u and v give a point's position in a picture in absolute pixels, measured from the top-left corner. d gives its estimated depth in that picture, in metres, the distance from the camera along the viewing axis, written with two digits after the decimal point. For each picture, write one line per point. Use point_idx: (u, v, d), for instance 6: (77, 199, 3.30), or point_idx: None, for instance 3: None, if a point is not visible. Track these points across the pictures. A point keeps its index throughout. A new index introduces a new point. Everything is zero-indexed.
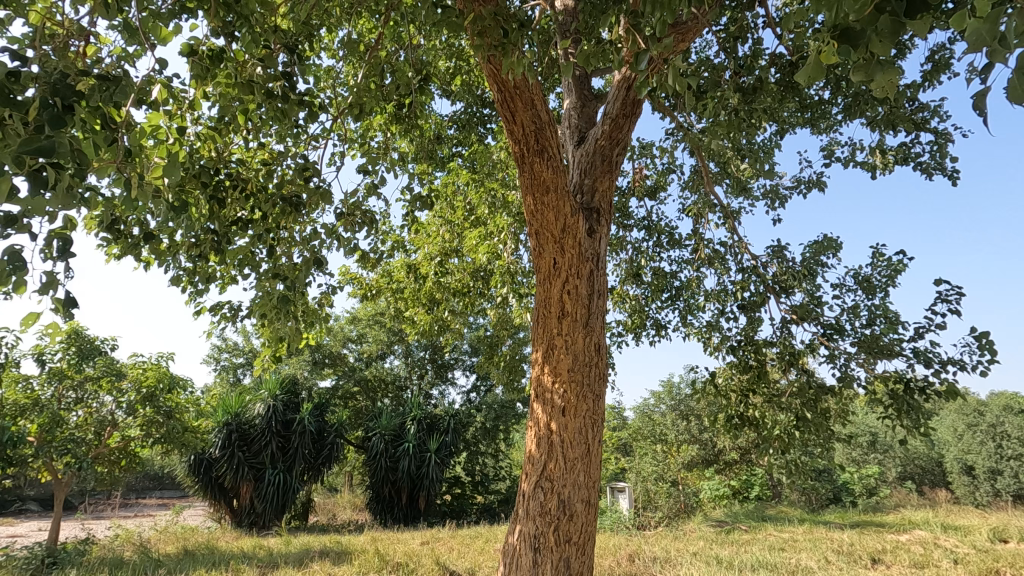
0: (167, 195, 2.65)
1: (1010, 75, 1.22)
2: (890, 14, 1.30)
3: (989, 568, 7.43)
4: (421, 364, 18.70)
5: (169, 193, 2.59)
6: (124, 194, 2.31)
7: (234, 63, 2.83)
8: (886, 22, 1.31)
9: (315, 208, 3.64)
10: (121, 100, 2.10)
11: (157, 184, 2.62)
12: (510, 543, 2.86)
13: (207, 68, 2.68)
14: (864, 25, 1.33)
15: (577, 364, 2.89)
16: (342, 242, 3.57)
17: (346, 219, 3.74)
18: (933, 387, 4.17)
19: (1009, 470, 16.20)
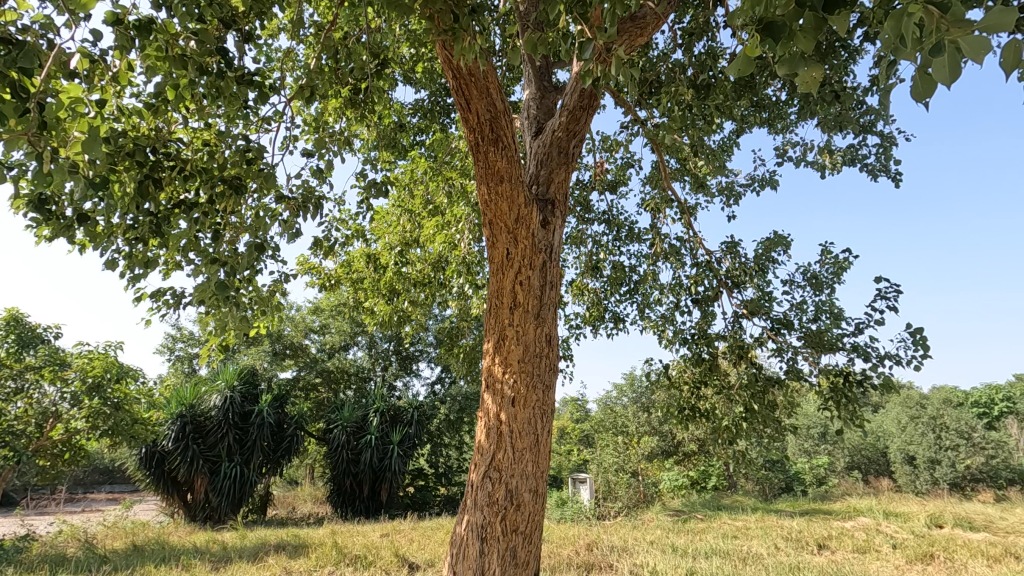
0: (89, 172, 2.54)
1: (919, 73, 1.28)
2: (811, 10, 1.34)
3: (924, 552, 7.83)
4: (385, 356, 18.51)
5: (91, 170, 2.48)
6: (36, 168, 2.20)
7: (167, 36, 2.67)
8: (809, 18, 1.34)
9: (265, 192, 3.53)
10: (26, 66, 2.01)
11: (79, 160, 2.51)
12: (458, 533, 2.86)
13: (136, 39, 2.57)
14: (789, 20, 1.36)
15: (527, 354, 2.90)
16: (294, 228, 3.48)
17: (292, 203, 3.63)
18: (871, 380, 4.35)
19: (946, 459, 17.14)
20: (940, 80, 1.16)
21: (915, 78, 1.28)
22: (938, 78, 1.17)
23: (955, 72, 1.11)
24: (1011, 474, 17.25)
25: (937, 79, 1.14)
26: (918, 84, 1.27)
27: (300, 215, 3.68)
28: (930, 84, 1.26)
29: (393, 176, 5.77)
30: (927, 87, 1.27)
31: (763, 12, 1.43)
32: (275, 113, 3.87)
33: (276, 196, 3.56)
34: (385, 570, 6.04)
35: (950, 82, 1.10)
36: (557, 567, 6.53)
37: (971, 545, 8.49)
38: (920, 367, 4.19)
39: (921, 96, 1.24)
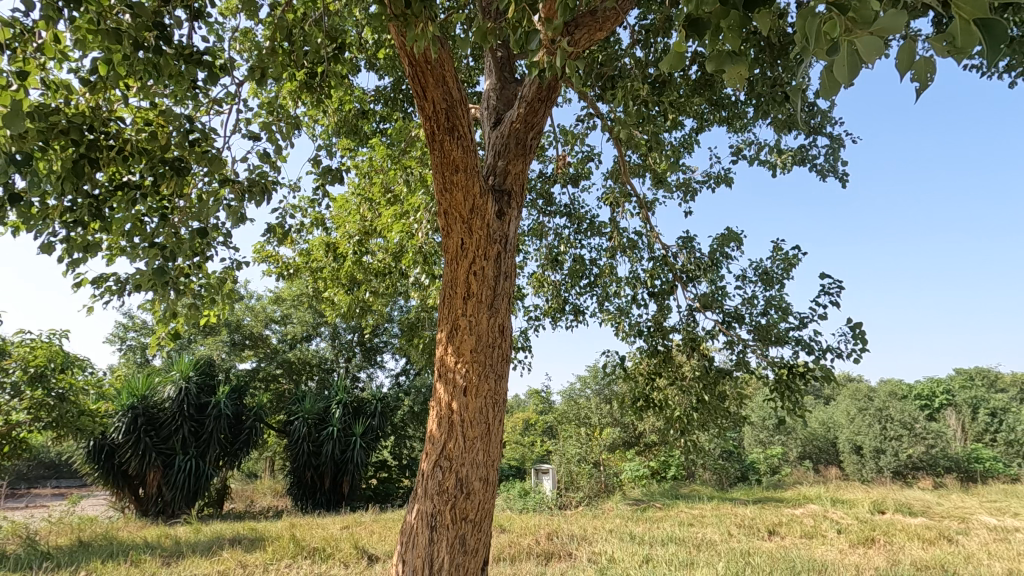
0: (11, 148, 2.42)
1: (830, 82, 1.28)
2: (738, 12, 1.39)
3: (866, 537, 8.24)
4: (348, 348, 18.29)
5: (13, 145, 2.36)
6: None
7: (99, 9, 2.56)
8: (735, 17, 1.39)
9: (217, 176, 3.44)
10: None
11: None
12: (408, 522, 2.86)
13: (65, 12, 2.46)
14: (717, 19, 1.41)
15: (480, 344, 2.91)
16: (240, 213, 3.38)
17: (238, 186, 3.54)
18: (813, 371, 4.55)
19: (890, 449, 18.03)
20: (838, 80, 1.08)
21: (820, 80, 1.24)
22: (837, 76, 1.12)
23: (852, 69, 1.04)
24: (949, 462, 18.25)
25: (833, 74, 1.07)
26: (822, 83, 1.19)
27: (249, 200, 3.62)
28: (835, 85, 1.21)
29: (355, 163, 5.70)
30: (832, 89, 1.21)
31: (691, 9, 1.47)
32: (228, 95, 3.76)
33: (224, 179, 3.46)
34: (344, 563, 6.00)
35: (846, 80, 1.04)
36: (517, 556, 6.61)
37: (909, 529, 8.99)
38: (859, 360, 4.39)
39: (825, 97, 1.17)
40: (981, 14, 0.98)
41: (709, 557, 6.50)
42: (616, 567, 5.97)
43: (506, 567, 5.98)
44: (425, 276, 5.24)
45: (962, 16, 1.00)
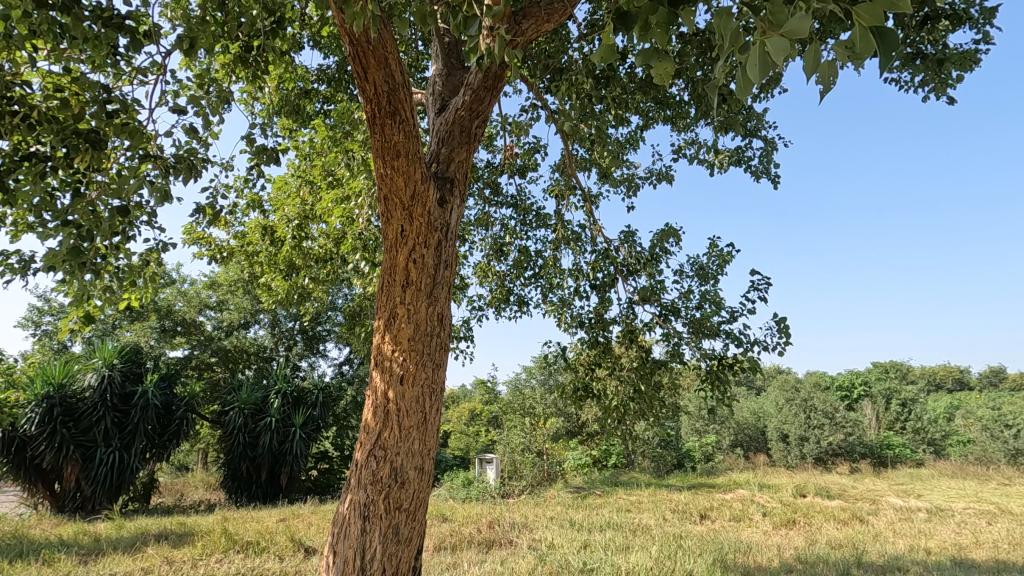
0: None
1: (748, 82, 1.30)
2: (666, 7, 1.42)
3: (788, 519, 8.79)
4: (289, 336, 17.74)
5: None
6: None
7: None
8: (662, 13, 1.42)
9: (139, 151, 3.23)
10: None
11: None
12: (340, 512, 2.82)
13: None
14: (645, 14, 1.44)
15: (418, 333, 2.88)
16: (163, 192, 3.20)
17: (161, 162, 3.34)
18: (741, 363, 4.78)
19: (813, 437, 19.26)
20: (753, 79, 1.11)
21: (736, 81, 1.27)
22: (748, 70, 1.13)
23: (767, 70, 1.07)
24: (865, 448, 19.67)
25: (750, 74, 1.10)
26: (736, 83, 1.23)
27: (173, 176, 3.44)
28: (749, 85, 1.24)
29: (296, 145, 5.51)
30: (746, 88, 1.24)
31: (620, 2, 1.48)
32: (153, 64, 3.54)
33: (145, 154, 3.25)
34: (279, 556, 5.86)
35: (762, 80, 1.06)
36: (458, 545, 6.64)
37: (827, 511, 9.66)
38: (783, 353, 4.65)
39: (741, 96, 1.20)
40: (878, 22, 1.04)
41: (644, 541, 6.75)
42: (555, 552, 6.11)
43: (446, 556, 5.99)
44: (365, 263, 5.10)
45: (861, 23, 1.06)
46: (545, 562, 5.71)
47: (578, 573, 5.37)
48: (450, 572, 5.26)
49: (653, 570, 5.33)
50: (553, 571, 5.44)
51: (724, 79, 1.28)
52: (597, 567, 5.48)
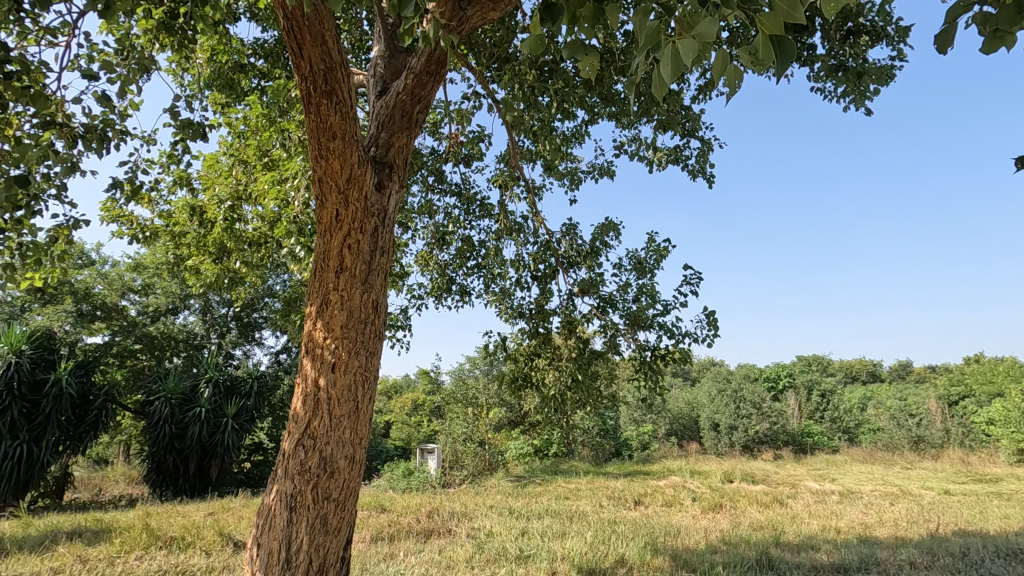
0: None
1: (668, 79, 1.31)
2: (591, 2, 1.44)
3: (716, 503, 9.26)
4: (221, 323, 16.93)
5: None
6: None
7: None
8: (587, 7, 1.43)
9: (39, 116, 2.97)
10: None
11: None
12: (266, 503, 2.75)
13: None
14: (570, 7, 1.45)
15: (351, 320, 2.81)
16: (66, 161, 2.96)
17: (68, 131, 3.11)
18: (673, 354, 4.97)
19: (741, 425, 20.37)
20: (666, 79, 1.12)
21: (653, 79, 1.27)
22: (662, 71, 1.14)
23: (680, 72, 1.08)
24: (787, 436, 20.96)
25: (662, 75, 1.11)
26: (652, 80, 1.24)
27: (82, 146, 3.21)
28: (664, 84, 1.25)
29: (229, 121, 5.25)
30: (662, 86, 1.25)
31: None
32: (65, 24, 3.27)
33: (48, 121, 3.00)
34: (206, 551, 5.62)
35: (673, 83, 1.07)
36: (396, 535, 6.58)
37: (751, 495, 10.26)
38: (711, 345, 4.87)
39: (657, 93, 1.21)
40: (779, 32, 1.08)
41: (580, 527, 6.94)
42: (492, 541, 6.17)
43: (383, 546, 5.92)
44: (300, 248, 4.93)
45: (765, 31, 1.09)
46: (483, 550, 5.75)
47: (514, 559, 5.46)
48: (386, 562, 5.22)
49: (587, 554, 5.48)
50: (490, 559, 5.50)
51: (641, 75, 1.29)
52: (533, 554, 5.58)
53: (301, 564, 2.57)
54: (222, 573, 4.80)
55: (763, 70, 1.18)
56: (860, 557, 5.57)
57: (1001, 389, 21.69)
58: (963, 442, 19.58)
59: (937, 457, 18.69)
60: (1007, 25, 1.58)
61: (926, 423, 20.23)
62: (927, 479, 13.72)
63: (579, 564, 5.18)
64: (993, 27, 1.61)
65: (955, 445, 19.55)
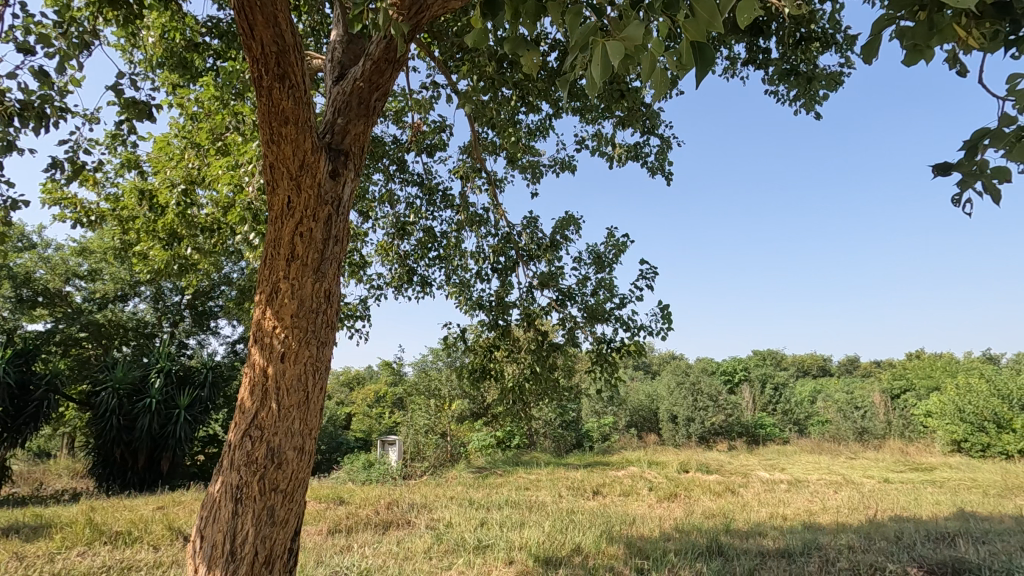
0: None
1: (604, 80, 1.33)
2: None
3: (671, 492, 9.54)
4: (174, 311, 16.35)
5: None
6: None
7: None
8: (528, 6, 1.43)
9: None
10: None
11: None
12: (212, 494, 2.70)
13: None
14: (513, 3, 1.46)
15: (302, 310, 2.76)
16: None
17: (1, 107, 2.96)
18: (629, 347, 5.08)
19: (698, 417, 21.03)
20: (595, 80, 1.14)
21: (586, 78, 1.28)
22: (593, 73, 1.15)
23: (606, 74, 1.10)
24: (741, 428, 21.71)
25: (592, 76, 1.12)
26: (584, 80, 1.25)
27: (19, 125, 3.06)
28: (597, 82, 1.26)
29: (182, 102, 5.06)
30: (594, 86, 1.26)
31: None
32: None
33: None
34: (154, 546, 5.46)
35: (600, 85, 1.09)
36: (354, 527, 6.53)
37: (704, 484, 10.61)
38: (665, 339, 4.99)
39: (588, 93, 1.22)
40: (702, 40, 1.10)
41: (539, 517, 7.02)
42: (452, 531, 6.20)
43: (341, 539, 5.87)
44: (252, 235, 4.82)
45: (689, 38, 1.12)
46: (442, 541, 5.78)
47: (472, 549, 5.50)
48: (342, 554, 5.16)
49: (543, 543, 5.58)
50: (448, 549, 5.52)
51: (575, 73, 1.31)
52: (491, 544, 5.63)
53: (245, 556, 2.53)
54: (170, 567, 4.68)
55: (689, 74, 1.21)
56: (803, 542, 5.82)
57: (938, 383, 23.02)
58: (903, 433, 20.69)
59: (879, 447, 19.71)
60: (923, 39, 1.68)
61: (870, 415, 21.28)
62: (869, 468, 14.47)
63: (536, 553, 5.26)
64: (911, 43, 1.72)
65: (896, 435, 20.66)
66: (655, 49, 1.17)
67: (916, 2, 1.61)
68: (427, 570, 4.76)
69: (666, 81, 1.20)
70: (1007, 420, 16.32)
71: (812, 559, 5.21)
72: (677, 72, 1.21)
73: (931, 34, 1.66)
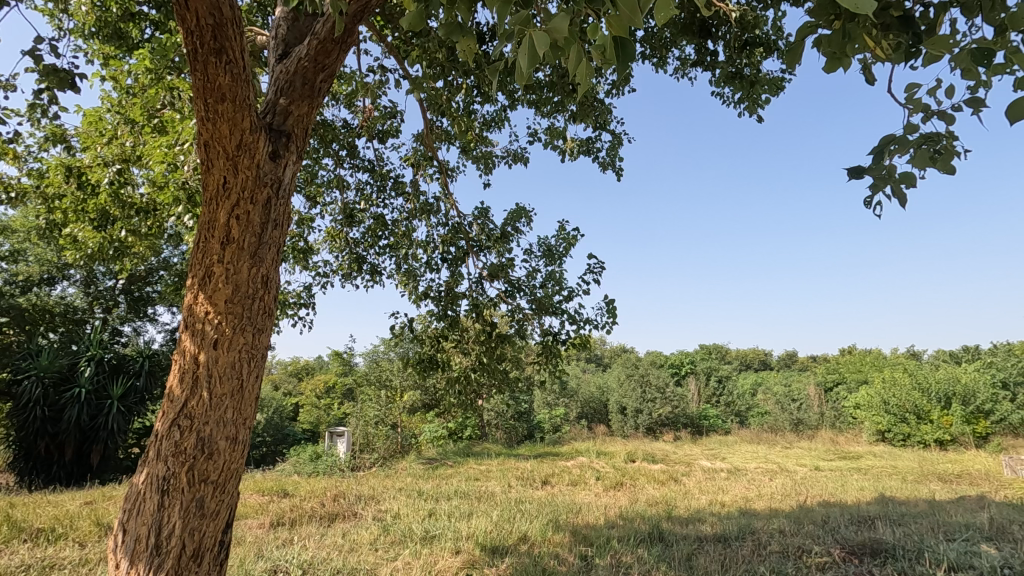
0: None
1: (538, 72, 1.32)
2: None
3: (618, 481, 9.82)
4: (108, 296, 15.49)
5: None
6: None
7: None
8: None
9: None
10: None
11: None
12: (136, 486, 2.59)
13: None
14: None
15: (237, 295, 2.67)
16: None
17: None
18: (575, 340, 5.16)
19: (646, 409, 21.64)
20: (523, 71, 1.14)
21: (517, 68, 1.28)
22: (519, 64, 1.14)
23: (533, 65, 1.10)
24: (686, 419, 22.49)
25: (520, 65, 1.12)
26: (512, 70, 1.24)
27: None
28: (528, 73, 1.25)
29: (115, 75, 4.77)
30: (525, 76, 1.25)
31: None
32: None
33: None
34: (80, 543, 5.18)
35: (527, 75, 1.09)
36: (298, 520, 6.39)
37: (649, 473, 10.96)
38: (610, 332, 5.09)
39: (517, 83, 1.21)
40: (624, 35, 1.12)
41: (488, 507, 7.07)
42: (399, 522, 6.15)
43: (284, 532, 5.73)
44: (188, 217, 4.61)
45: (613, 33, 1.13)
46: (388, 532, 5.73)
47: (420, 540, 5.48)
48: (284, 547, 5.04)
49: (491, 532, 5.63)
50: (395, 540, 5.48)
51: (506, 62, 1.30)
52: (438, 534, 5.62)
53: (171, 549, 2.44)
54: (97, 565, 4.44)
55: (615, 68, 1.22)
56: (738, 527, 6.10)
57: (867, 377, 24.53)
58: (834, 424, 21.96)
59: (812, 436, 20.83)
60: (839, 48, 1.78)
61: (805, 407, 22.49)
62: (801, 457, 15.30)
63: (483, 543, 5.30)
64: (830, 52, 1.82)
65: (828, 426, 21.88)
66: (580, 45, 1.19)
67: (833, 11, 1.69)
68: (372, 562, 4.72)
69: (591, 76, 1.22)
70: (926, 412, 17.56)
71: (745, 543, 5.48)
72: (602, 66, 1.23)
73: (845, 42, 1.76)
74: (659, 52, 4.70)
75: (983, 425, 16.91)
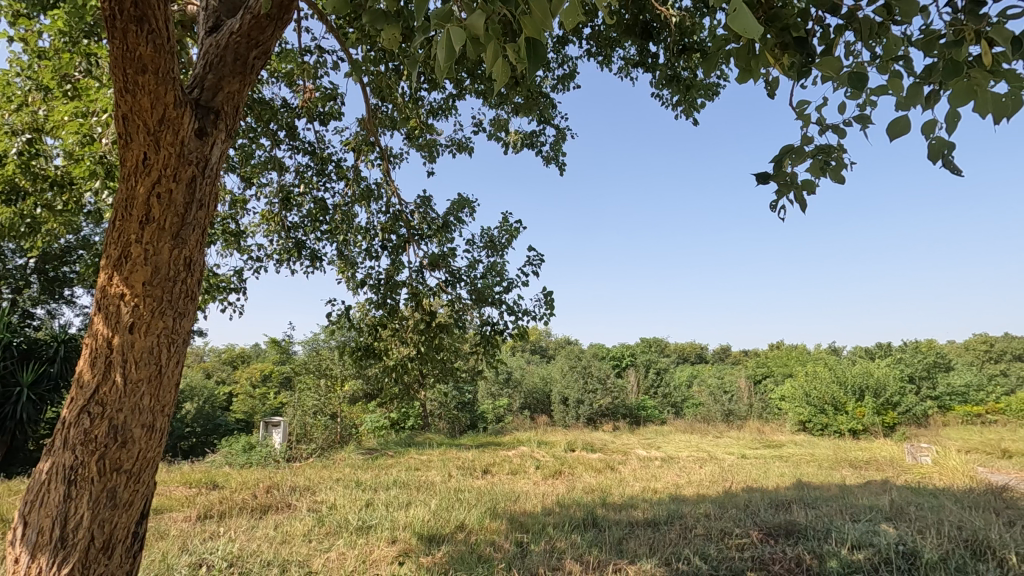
0: None
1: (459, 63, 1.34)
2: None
3: (556, 469, 10.04)
4: (17, 276, 14.23)
5: None
6: None
7: None
8: None
9: None
10: None
11: None
12: (39, 475, 2.43)
13: None
14: None
15: (157, 279, 2.54)
16: None
17: None
18: (513, 331, 5.22)
19: (587, 400, 22.20)
20: (440, 64, 1.14)
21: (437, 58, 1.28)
22: (438, 56, 1.14)
23: (450, 59, 1.11)
24: (625, 410, 23.24)
25: (437, 56, 1.12)
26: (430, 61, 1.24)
27: None
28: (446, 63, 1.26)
29: (25, 36, 4.39)
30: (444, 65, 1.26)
31: None
32: None
33: None
34: None
35: (442, 65, 1.09)
36: (227, 512, 6.16)
37: (586, 462, 11.27)
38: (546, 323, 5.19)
39: (436, 77, 1.21)
40: (537, 35, 1.15)
41: (427, 496, 7.07)
42: (334, 513, 6.05)
43: (212, 525, 5.52)
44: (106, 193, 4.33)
45: (526, 33, 1.16)
46: (323, 523, 5.63)
47: (355, 530, 5.42)
48: (211, 541, 4.86)
49: (428, 521, 5.63)
50: (330, 531, 5.40)
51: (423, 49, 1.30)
52: (375, 524, 5.58)
53: (78, 541, 2.32)
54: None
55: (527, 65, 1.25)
56: (668, 512, 6.38)
57: (791, 370, 26.14)
58: (761, 414, 23.30)
59: (741, 427, 21.99)
60: (747, 60, 1.89)
61: (735, 398, 23.74)
62: (729, 446, 16.17)
63: (420, 532, 5.30)
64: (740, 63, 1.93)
65: (755, 416, 23.18)
66: (496, 42, 1.21)
67: None
68: (305, 553, 4.63)
69: (506, 72, 1.24)
70: (842, 403, 18.90)
71: (673, 526, 5.74)
72: (517, 63, 1.26)
73: (751, 56, 1.87)
74: (604, 50, 4.80)
75: (891, 415, 18.39)
